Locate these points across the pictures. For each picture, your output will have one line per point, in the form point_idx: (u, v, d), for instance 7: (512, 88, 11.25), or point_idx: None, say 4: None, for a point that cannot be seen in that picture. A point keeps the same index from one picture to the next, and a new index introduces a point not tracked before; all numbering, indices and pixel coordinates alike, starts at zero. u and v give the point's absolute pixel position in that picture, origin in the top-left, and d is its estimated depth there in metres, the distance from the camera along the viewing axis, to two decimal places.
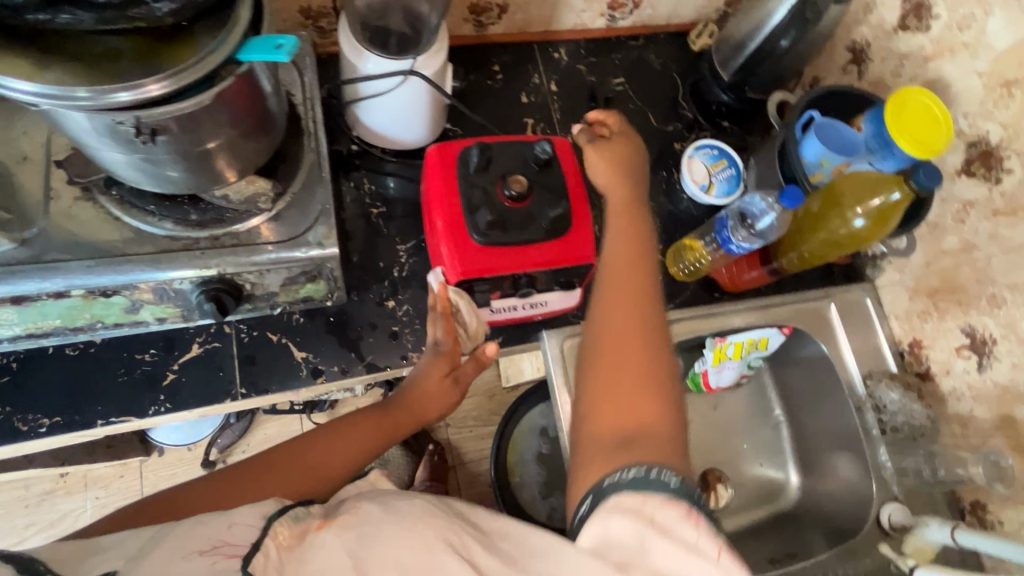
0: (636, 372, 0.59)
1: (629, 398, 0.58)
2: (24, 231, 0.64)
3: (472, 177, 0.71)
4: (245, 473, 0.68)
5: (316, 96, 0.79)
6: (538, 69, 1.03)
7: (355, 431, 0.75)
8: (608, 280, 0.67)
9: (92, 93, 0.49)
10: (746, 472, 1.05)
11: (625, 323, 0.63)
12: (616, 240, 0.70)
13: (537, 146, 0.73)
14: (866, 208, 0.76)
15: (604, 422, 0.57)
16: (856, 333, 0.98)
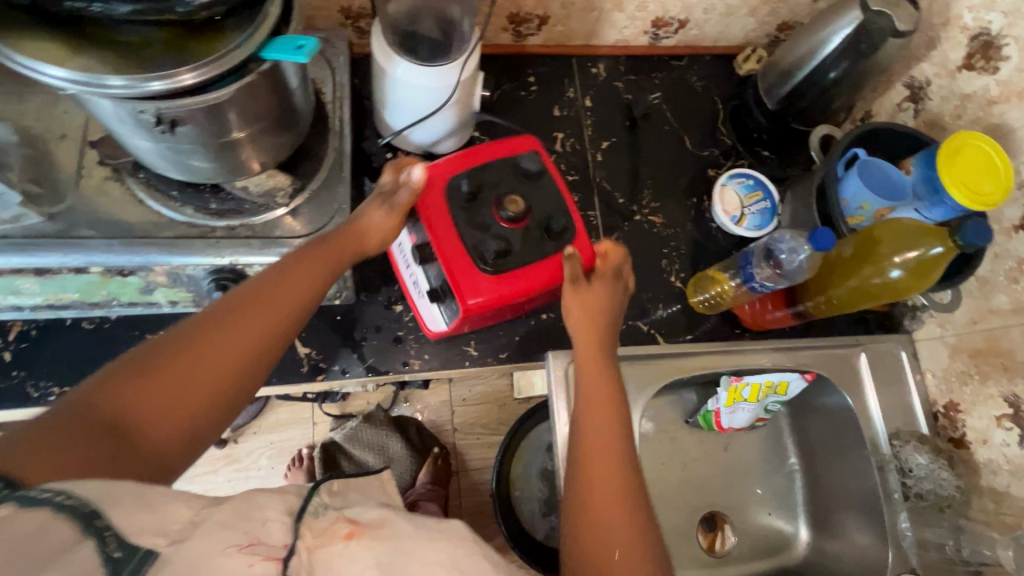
0: (617, 503, 0.58)
1: (610, 539, 0.56)
2: (53, 206, 0.66)
3: (508, 177, 0.69)
4: (180, 358, 0.52)
5: (345, 95, 0.79)
6: (573, 83, 1.01)
7: (294, 274, 0.62)
8: (585, 414, 0.65)
9: (128, 82, 0.49)
10: (753, 519, 1.00)
11: (607, 446, 0.62)
12: (586, 371, 0.68)
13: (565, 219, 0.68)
14: (905, 258, 0.69)
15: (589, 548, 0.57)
16: (887, 387, 0.92)
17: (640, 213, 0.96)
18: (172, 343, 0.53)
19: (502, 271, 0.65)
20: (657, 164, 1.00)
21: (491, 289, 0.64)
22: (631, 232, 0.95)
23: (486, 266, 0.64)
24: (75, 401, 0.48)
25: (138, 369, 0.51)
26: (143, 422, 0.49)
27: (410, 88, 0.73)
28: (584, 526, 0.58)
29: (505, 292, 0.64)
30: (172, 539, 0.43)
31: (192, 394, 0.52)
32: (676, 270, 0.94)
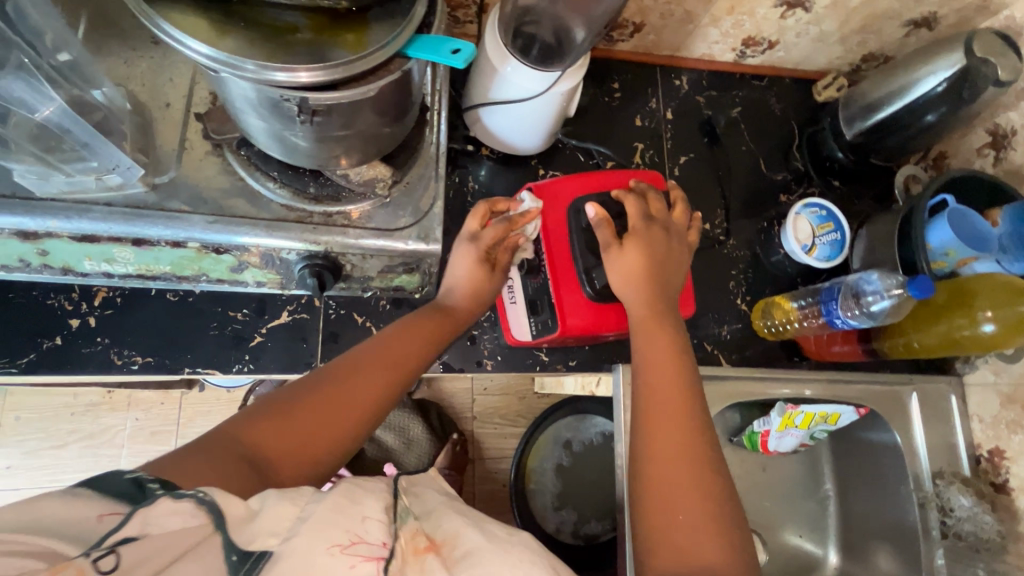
0: (696, 504, 0.50)
1: (689, 549, 0.48)
2: (156, 177, 0.65)
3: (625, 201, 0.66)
4: (313, 405, 0.56)
5: (445, 90, 0.78)
6: (656, 94, 1.00)
7: (410, 336, 0.64)
8: (651, 403, 0.56)
9: (257, 68, 0.48)
10: (784, 540, 1.02)
11: (678, 438, 0.53)
12: (647, 352, 0.58)
13: (656, 246, 0.62)
14: (1001, 315, 0.72)
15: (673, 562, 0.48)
16: (934, 427, 0.94)
17: (711, 232, 0.96)
18: (305, 387, 0.57)
19: (607, 299, 0.64)
20: (731, 183, 1.00)
21: (591, 314, 0.64)
22: (701, 250, 0.95)
23: (590, 289, 0.63)
24: (227, 430, 0.52)
25: (272, 413, 0.54)
26: (273, 456, 0.52)
27: (521, 90, 0.72)
28: (654, 531, 0.50)
29: (603, 318, 0.64)
30: (283, 538, 0.43)
31: (317, 439, 0.54)
32: (742, 292, 0.95)
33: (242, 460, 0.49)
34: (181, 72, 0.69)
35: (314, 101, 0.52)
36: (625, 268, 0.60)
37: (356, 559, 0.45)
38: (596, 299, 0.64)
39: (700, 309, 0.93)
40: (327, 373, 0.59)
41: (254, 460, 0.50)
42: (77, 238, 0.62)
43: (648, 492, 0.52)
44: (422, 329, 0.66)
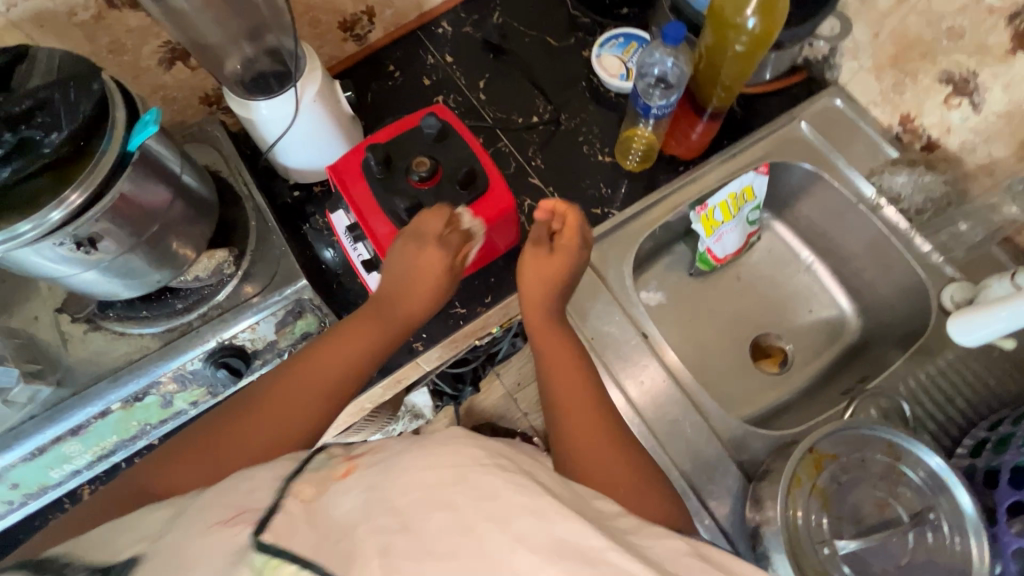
0: (603, 421, 0.65)
1: (596, 435, 0.64)
2: (56, 373, 0.74)
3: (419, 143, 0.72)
4: (264, 407, 0.61)
5: (239, 162, 0.86)
6: (428, 51, 1.06)
7: (347, 342, 0.67)
8: (552, 364, 0.71)
9: (34, 224, 0.56)
10: (800, 324, 0.99)
11: (577, 382, 0.69)
12: (543, 340, 0.73)
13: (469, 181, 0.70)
14: (752, 6, 0.72)
15: (587, 455, 0.62)
16: (841, 141, 0.93)
17: (543, 121, 0.99)
18: (237, 414, 0.61)
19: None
20: (536, 71, 1.03)
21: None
22: (544, 140, 0.98)
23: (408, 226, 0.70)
24: (152, 463, 0.57)
25: (227, 416, 0.61)
26: (222, 444, 0.58)
27: (281, 121, 0.79)
28: (581, 438, 0.64)
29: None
30: (155, 539, 0.45)
31: (233, 461, 0.57)
32: (600, 148, 0.97)
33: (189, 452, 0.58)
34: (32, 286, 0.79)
35: (81, 227, 0.60)
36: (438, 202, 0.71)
37: (240, 525, 0.42)
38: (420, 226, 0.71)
39: (574, 185, 0.95)
40: (251, 406, 0.62)
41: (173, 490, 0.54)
42: (28, 458, 0.72)
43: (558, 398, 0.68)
44: (360, 336, 0.68)
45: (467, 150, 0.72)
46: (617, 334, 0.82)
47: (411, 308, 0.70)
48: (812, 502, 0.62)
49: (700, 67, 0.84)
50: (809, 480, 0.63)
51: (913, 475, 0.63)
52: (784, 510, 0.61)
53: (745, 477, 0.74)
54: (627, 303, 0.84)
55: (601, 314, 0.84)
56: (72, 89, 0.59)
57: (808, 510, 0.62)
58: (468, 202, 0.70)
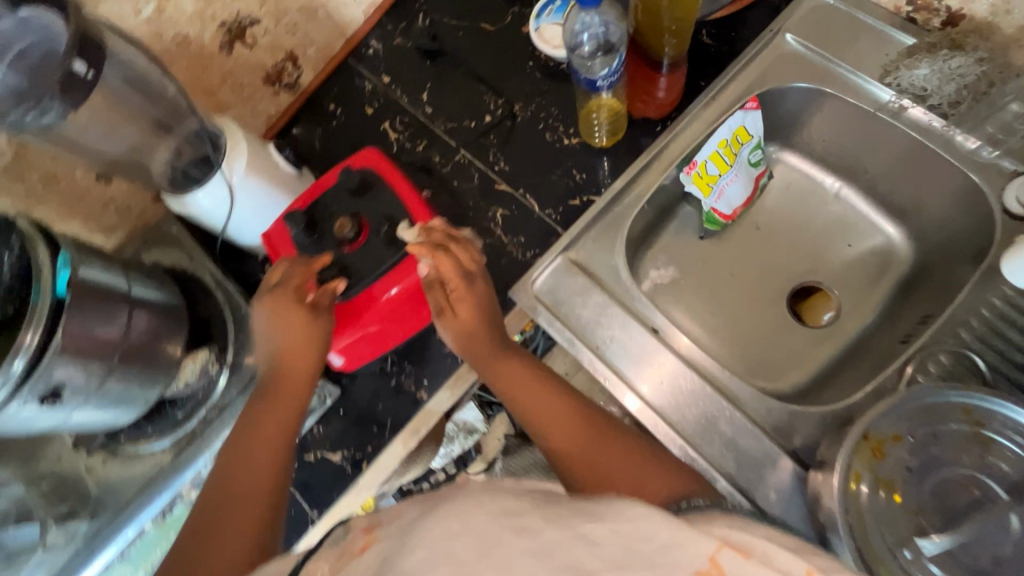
0: (617, 452, 0.58)
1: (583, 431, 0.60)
2: (88, 506, 0.76)
3: (341, 202, 0.69)
4: (209, 527, 0.55)
5: (201, 254, 0.84)
6: (365, 77, 0.99)
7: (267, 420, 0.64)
8: (533, 406, 0.62)
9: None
10: (840, 262, 0.86)
11: (565, 416, 0.61)
12: (509, 382, 0.65)
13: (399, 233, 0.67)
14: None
15: (629, 494, 0.54)
16: (840, 44, 0.78)
17: (497, 117, 0.90)
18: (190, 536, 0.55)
19: (361, 287, 0.67)
20: (478, 65, 0.94)
21: (362, 307, 0.67)
22: (502, 139, 0.89)
23: (342, 297, 0.67)
24: None
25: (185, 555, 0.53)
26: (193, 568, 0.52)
27: (220, 206, 0.76)
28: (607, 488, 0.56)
29: (372, 306, 0.67)
30: None
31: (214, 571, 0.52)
32: (564, 130, 0.87)
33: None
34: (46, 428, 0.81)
35: (55, 366, 0.59)
36: (366, 261, 0.67)
37: None
38: (354, 295, 0.67)
39: (545, 179, 0.86)
40: (196, 521, 0.57)
41: None
42: None
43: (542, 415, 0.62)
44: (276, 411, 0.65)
45: (393, 200, 0.68)
46: (622, 337, 0.73)
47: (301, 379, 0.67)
48: (879, 498, 0.52)
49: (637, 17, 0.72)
50: (869, 471, 0.52)
51: (1007, 441, 0.51)
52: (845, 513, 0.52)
53: (802, 467, 0.65)
54: (629, 300, 0.76)
55: (597, 320, 0.75)
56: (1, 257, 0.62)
57: (876, 507, 0.51)
58: (398, 258, 0.66)
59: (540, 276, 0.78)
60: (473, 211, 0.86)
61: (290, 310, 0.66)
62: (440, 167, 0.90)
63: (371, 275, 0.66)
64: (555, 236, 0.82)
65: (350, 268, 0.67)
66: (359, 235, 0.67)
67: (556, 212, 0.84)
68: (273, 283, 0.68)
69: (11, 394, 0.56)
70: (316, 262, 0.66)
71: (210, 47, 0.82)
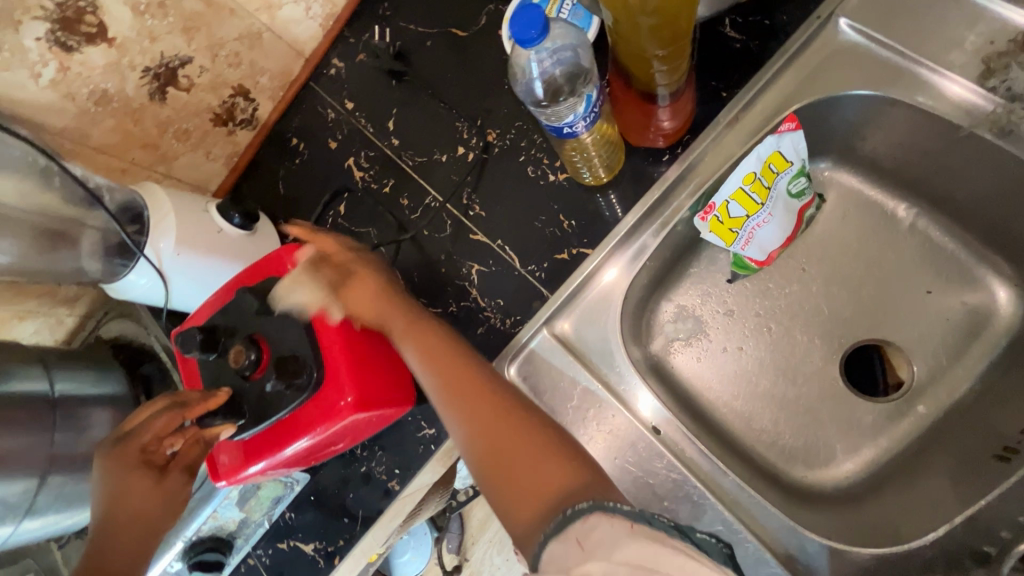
0: (510, 419, 0.49)
1: (498, 430, 0.49)
2: None
3: (245, 318, 0.56)
4: None
5: (156, 328, 0.77)
6: (327, 103, 0.86)
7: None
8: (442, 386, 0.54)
9: None
10: (912, 316, 0.66)
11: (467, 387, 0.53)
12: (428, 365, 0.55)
13: (304, 363, 0.53)
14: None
15: (519, 495, 0.44)
16: (922, 31, 0.56)
17: (472, 150, 0.75)
18: None
19: (254, 428, 0.54)
20: (449, 86, 0.78)
21: (257, 449, 0.55)
22: (477, 178, 0.74)
23: (234, 437, 0.55)
24: None
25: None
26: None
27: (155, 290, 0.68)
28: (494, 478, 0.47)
29: (272, 453, 0.54)
30: None
31: None
32: (549, 164, 0.71)
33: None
34: None
35: None
36: (261, 403, 0.54)
37: None
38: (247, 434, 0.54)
39: (526, 227, 0.71)
40: None
41: None
42: None
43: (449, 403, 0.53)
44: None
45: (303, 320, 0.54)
46: (618, 435, 0.60)
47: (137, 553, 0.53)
48: None
49: (614, 40, 0.55)
50: None
51: None
52: None
53: None
54: (625, 392, 0.61)
55: (585, 416, 0.61)
56: None
57: None
58: (305, 399, 0.53)
59: (513, 361, 0.64)
60: (446, 268, 0.74)
61: (136, 476, 0.55)
62: (409, 214, 0.77)
63: (272, 416, 0.53)
64: (539, 300, 0.68)
65: (241, 405, 0.54)
66: (259, 361, 0.54)
67: (540, 270, 0.69)
68: (121, 434, 0.56)
69: None
70: (197, 405, 0.53)
71: (137, 99, 0.72)
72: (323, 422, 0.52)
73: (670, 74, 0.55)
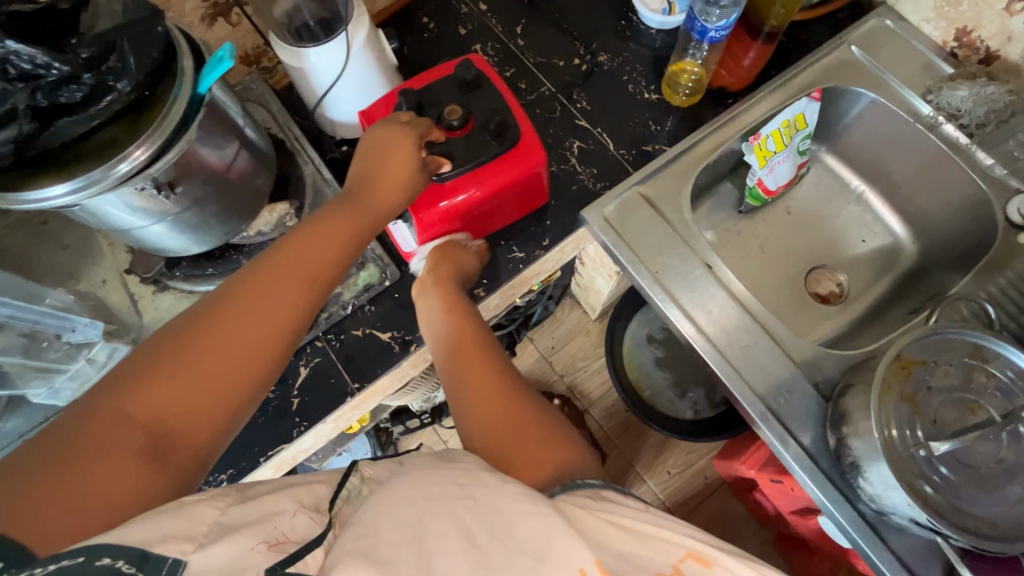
0: (525, 422, 0.62)
1: (505, 419, 0.62)
2: (131, 333, 0.75)
3: (453, 94, 0.72)
4: (241, 307, 0.55)
5: (287, 119, 0.86)
6: (462, 0, 1.03)
7: (325, 232, 0.63)
8: (464, 382, 0.67)
9: (102, 172, 0.56)
10: (852, 253, 0.98)
11: (487, 392, 0.65)
12: (466, 367, 0.68)
13: (507, 124, 0.70)
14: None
15: (528, 469, 0.57)
16: (894, 63, 0.90)
17: (585, 64, 0.97)
18: (225, 308, 0.55)
19: (462, 172, 0.70)
20: (571, 17, 1.01)
21: (452, 189, 0.71)
22: (587, 83, 0.96)
23: (439, 175, 0.70)
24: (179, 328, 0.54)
25: (165, 362, 0.50)
26: (183, 426, 0.48)
27: (331, 69, 0.77)
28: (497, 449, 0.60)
29: (463, 196, 0.71)
30: (199, 543, 0.40)
31: (241, 360, 0.53)
32: (645, 86, 0.95)
33: (145, 452, 0.45)
34: (100, 252, 0.79)
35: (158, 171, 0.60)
36: (469, 150, 0.70)
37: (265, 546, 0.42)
38: (451, 177, 0.70)
39: (622, 124, 0.93)
40: (233, 290, 0.57)
41: (161, 427, 0.47)
42: None
43: (459, 388, 0.67)
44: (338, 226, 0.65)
45: (500, 99, 0.72)
46: (680, 265, 0.81)
47: (381, 204, 0.68)
48: (904, 411, 0.61)
49: None
50: (898, 388, 0.62)
51: (1001, 376, 0.63)
52: (880, 432, 0.60)
53: (821, 399, 0.74)
54: (689, 237, 0.83)
55: (660, 248, 0.82)
56: (138, 35, 0.58)
57: (900, 418, 0.61)
58: (500, 154, 0.70)
59: (613, 201, 0.85)
60: (552, 139, 0.93)
61: (398, 154, 0.66)
62: (525, 96, 0.96)
63: (475, 162, 0.70)
64: (626, 174, 0.90)
65: (450, 152, 0.70)
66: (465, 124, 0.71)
67: (629, 154, 0.92)
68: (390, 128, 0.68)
69: (122, 183, 0.58)
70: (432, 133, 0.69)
71: None
72: (516, 173, 0.71)
73: (780, 16, 0.84)
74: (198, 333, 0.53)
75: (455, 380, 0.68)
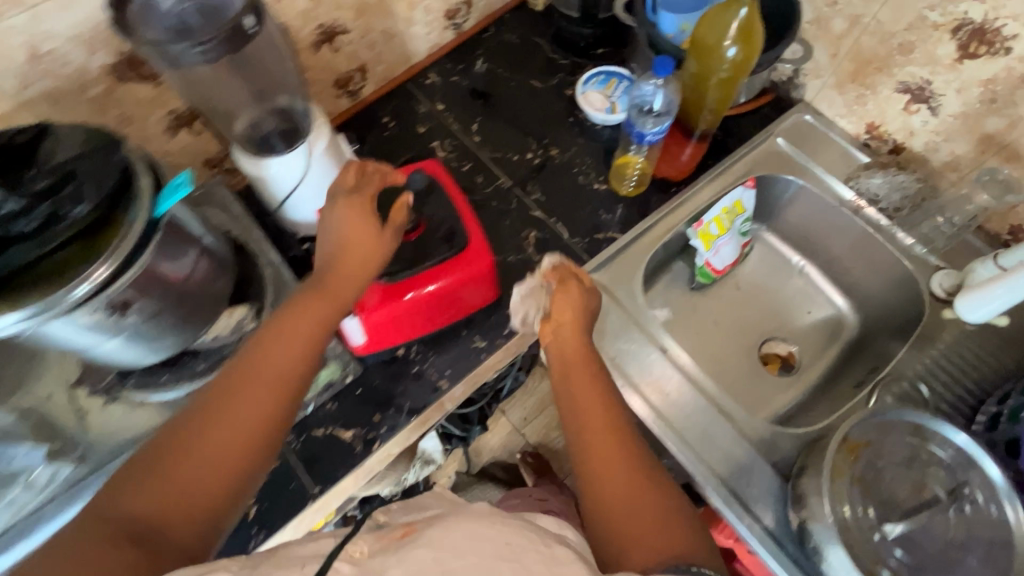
0: (625, 486, 0.55)
1: (617, 470, 0.56)
2: (76, 451, 0.72)
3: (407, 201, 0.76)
4: (230, 388, 0.52)
5: (247, 220, 0.87)
6: (420, 101, 1.10)
7: (311, 308, 0.60)
8: (587, 439, 0.58)
9: (51, 302, 0.55)
10: (800, 325, 1.03)
11: (604, 439, 0.58)
12: (581, 402, 0.62)
13: (455, 229, 0.75)
14: (730, 36, 0.81)
15: (637, 552, 0.49)
16: (817, 153, 0.99)
17: (537, 158, 1.04)
18: (214, 395, 0.52)
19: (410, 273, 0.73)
20: (523, 114, 1.08)
21: (397, 289, 0.73)
22: (539, 176, 1.02)
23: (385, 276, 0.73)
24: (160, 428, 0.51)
25: (150, 464, 0.48)
26: (173, 526, 0.45)
27: (291, 176, 0.80)
28: (608, 524, 0.52)
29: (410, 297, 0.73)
30: None
31: (233, 443, 0.50)
32: (594, 177, 1.02)
33: (133, 548, 0.43)
34: (47, 365, 0.77)
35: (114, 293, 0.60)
36: (417, 252, 0.74)
37: None
38: (399, 278, 0.73)
39: (574, 213, 0.98)
40: (223, 375, 0.54)
41: (145, 530, 0.44)
42: None
43: (578, 432, 0.60)
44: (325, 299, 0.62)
45: (451, 207, 0.76)
46: (637, 350, 0.84)
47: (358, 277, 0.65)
48: (857, 492, 0.64)
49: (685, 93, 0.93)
50: (849, 471, 0.65)
51: (941, 453, 0.66)
52: (834, 511, 0.62)
53: (781, 479, 0.75)
54: (643, 321, 0.86)
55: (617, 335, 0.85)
56: (95, 161, 0.59)
57: (853, 500, 0.63)
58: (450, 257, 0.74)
59: None
60: (509, 230, 0.97)
61: (355, 214, 0.66)
62: (481, 189, 1.01)
63: (423, 264, 0.73)
64: (581, 261, 0.94)
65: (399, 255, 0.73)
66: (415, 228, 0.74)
67: (583, 241, 0.96)
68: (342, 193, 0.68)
69: (75, 306, 0.58)
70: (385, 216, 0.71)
71: (302, 41, 0.91)
72: (462, 274, 0.74)
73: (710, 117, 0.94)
74: (184, 424, 0.50)
75: (576, 418, 0.62)
